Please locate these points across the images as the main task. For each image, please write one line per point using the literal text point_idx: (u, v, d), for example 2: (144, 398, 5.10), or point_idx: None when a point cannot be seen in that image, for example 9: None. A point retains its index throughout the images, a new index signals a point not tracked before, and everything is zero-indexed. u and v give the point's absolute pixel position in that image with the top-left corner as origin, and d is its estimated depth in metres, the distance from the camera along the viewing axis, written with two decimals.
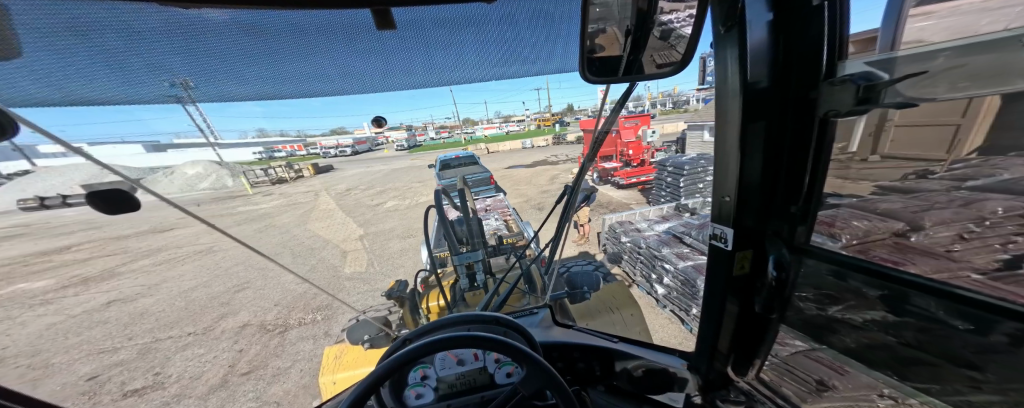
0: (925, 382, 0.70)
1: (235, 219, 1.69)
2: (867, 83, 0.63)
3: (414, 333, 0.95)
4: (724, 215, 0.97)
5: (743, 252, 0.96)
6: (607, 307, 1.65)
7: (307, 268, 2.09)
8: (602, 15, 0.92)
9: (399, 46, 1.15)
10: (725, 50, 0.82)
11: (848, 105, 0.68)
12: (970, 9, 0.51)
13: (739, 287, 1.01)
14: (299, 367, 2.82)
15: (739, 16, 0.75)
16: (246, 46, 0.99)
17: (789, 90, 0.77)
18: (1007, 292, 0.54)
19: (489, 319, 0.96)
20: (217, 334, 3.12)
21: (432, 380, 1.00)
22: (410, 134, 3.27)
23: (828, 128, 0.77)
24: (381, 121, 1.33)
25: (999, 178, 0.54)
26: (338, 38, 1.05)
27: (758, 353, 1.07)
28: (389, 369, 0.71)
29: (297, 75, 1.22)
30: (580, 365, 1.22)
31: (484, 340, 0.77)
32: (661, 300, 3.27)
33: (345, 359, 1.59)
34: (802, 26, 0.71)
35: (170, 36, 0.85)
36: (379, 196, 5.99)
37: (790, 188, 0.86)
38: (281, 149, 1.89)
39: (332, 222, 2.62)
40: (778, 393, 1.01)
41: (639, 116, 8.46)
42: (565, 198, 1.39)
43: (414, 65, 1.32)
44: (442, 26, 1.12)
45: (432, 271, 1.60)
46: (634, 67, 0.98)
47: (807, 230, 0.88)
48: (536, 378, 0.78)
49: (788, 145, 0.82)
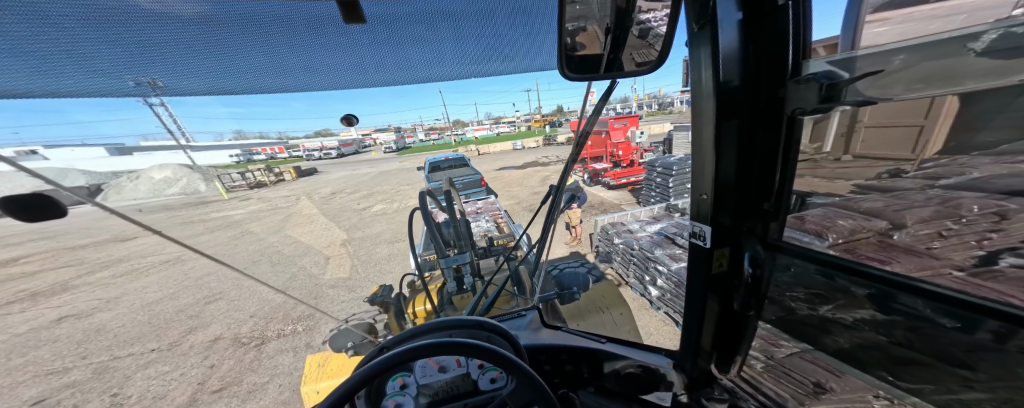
0: (918, 382, 0.71)
1: (208, 226, 1.60)
2: (829, 82, 0.65)
3: (393, 340, 0.88)
4: (702, 213, 0.98)
5: (721, 250, 0.97)
6: (597, 306, 1.62)
7: (287, 276, 1.99)
8: (582, 13, 0.93)
9: (372, 38, 1.13)
10: (699, 48, 0.82)
11: (812, 103, 0.69)
12: (921, 16, 0.53)
13: (718, 285, 1.02)
14: (276, 382, 2.66)
15: (710, 14, 0.75)
16: (193, 39, 0.95)
17: (759, 87, 0.78)
18: (989, 289, 0.56)
19: (471, 322, 0.92)
20: (185, 350, 2.95)
21: (412, 388, 0.93)
22: (399, 136, 3.22)
23: (796, 126, 0.79)
24: (351, 118, 1.28)
25: (969, 177, 0.57)
26: (298, 31, 1.01)
27: (738, 350, 1.09)
28: (367, 377, 0.68)
29: (253, 67, 1.16)
30: (567, 367, 1.19)
31: (468, 346, 0.73)
32: (655, 302, 3.31)
33: (329, 367, 1.50)
34: (770, 25, 0.72)
35: (102, 23, 0.81)
36: (365, 200, 5.84)
37: (761, 186, 0.88)
38: (260, 152, 1.79)
39: (314, 227, 2.69)
40: (759, 390, 1.02)
41: (627, 118, 8.61)
42: (550, 198, 1.38)
43: (387, 60, 1.28)
44: (414, 20, 1.11)
45: (418, 275, 1.55)
46: (614, 66, 0.98)
47: (779, 227, 0.90)
48: (528, 391, 0.76)
49: (760, 143, 0.83)
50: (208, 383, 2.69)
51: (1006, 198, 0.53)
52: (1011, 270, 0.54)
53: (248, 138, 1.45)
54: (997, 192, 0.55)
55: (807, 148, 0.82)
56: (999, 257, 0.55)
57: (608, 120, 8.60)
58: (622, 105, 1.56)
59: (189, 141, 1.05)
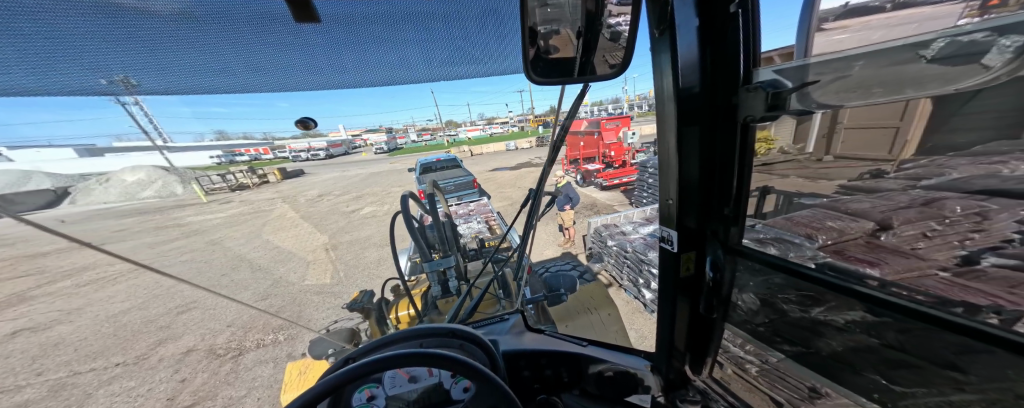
0: (911, 386, 0.68)
1: (181, 231, 1.49)
2: (774, 90, 0.72)
3: (359, 351, 0.82)
4: (669, 215, 1.02)
5: (687, 254, 1.02)
6: (586, 307, 1.57)
7: (269, 283, 1.89)
8: (554, 16, 0.87)
9: (327, 38, 1.05)
10: (660, 54, 0.85)
11: (759, 111, 0.76)
12: (880, 24, 0.54)
13: (687, 287, 1.08)
14: (255, 396, 2.64)
15: (669, 19, 0.79)
16: (157, 41, 0.91)
17: (715, 92, 0.83)
18: (976, 289, 0.57)
19: (443, 331, 0.88)
20: (154, 363, 2.66)
21: (381, 399, 0.88)
22: (390, 138, 3.16)
23: (749, 132, 0.84)
24: (308, 122, 1.23)
25: (948, 177, 0.57)
26: (246, 30, 0.95)
27: (708, 351, 1.14)
28: (333, 386, 0.65)
29: (211, 68, 1.10)
30: (546, 372, 1.16)
31: (439, 358, 0.71)
32: (649, 305, 3.31)
33: (311, 374, 1.42)
34: (722, 33, 0.77)
35: (65, 29, 0.79)
36: (355, 202, 5.69)
37: (722, 188, 0.93)
38: (246, 152, 1.65)
39: (297, 233, 2.81)
40: (729, 390, 1.07)
41: (619, 119, 8.68)
42: (530, 202, 1.34)
43: (352, 60, 1.24)
44: (377, 22, 1.06)
45: (401, 280, 1.48)
46: (587, 69, 0.96)
47: (739, 231, 0.97)
48: (489, 395, 0.76)
49: (719, 147, 0.89)
50: (177, 398, 2.54)
51: (986, 198, 0.55)
52: (993, 269, 0.55)
53: (230, 138, 1.37)
54: (975, 191, 0.55)
55: (791, 149, 0.80)
56: (980, 256, 0.56)
57: (601, 120, 8.66)
58: (613, 107, 1.58)
59: (167, 141, 0.98)
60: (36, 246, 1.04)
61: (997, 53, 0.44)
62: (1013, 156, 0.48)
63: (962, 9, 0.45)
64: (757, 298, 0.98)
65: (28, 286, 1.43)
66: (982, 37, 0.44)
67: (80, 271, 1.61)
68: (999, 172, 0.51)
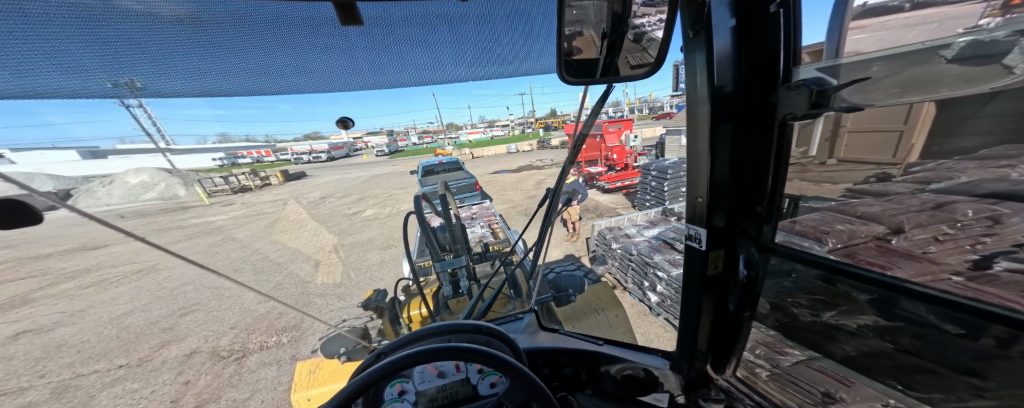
0: (929, 391, 0.68)
1: (188, 234, 1.42)
2: (819, 88, 0.67)
3: (390, 346, 0.81)
4: (697, 215, 0.97)
5: (716, 252, 0.96)
6: (592, 308, 1.56)
7: (272, 285, 1.80)
8: (578, 18, 0.89)
9: (367, 41, 1.07)
10: (694, 54, 0.83)
11: (802, 109, 0.71)
12: (896, 24, 0.56)
13: (714, 286, 1.02)
14: (261, 398, 2.62)
15: (706, 19, 0.77)
16: (180, 43, 0.88)
17: (752, 91, 0.79)
18: (992, 293, 0.54)
19: (468, 326, 0.86)
20: (158, 365, 2.73)
21: (411, 394, 0.88)
22: (392, 140, 3.14)
23: (787, 132, 0.79)
24: (347, 121, 1.22)
25: (959, 181, 0.58)
26: (289, 35, 0.95)
27: (734, 351, 1.09)
28: (365, 384, 0.65)
29: (228, 70, 1.05)
30: (566, 370, 1.15)
31: (471, 352, 0.71)
32: (655, 308, 3.29)
33: (321, 373, 1.37)
34: (762, 34, 0.75)
35: (106, 38, 0.79)
36: (357, 205, 5.71)
37: (754, 188, 0.88)
38: (247, 155, 1.69)
39: (302, 233, 2.57)
40: (754, 390, 1.02)
41: (620, 121, 8.68)
42: (547, 201, 1.33)
43: (381, 65, 1.22)
44: (412, 26, 1.06)
45: (413, 280, 1.42)
46: (610, 70, 0.98)
47: (772, 229, 0.90)
48: (522, 390, 0.74)
49: (754, 146, 0.84)
50: (181, 400, 2.60)
51: (997, 202, 0.54)
52: (1006, 274, 0.53)
53: (233, 139, 1.33)
54: (984, 195, 0.55)
55: (794, 153, 0.82)
56: (993, 261, 0.55)
57: (603, 123, 8.56)
58: (614, 109, 1.57)
59: (169, 143, 0.98)
60: (42, 246, 1.00)
61: (1019, 54, 0.43)
62: (1020, 160, 0.48)
63: (984, 9, 0.45)
64: (769, 302, 0.97)
65: (30, 287, 1.36)
66: (1003, 36, 0.45)
67: (87, 273, 1.66)
68: (1008, 176, 0.51)
